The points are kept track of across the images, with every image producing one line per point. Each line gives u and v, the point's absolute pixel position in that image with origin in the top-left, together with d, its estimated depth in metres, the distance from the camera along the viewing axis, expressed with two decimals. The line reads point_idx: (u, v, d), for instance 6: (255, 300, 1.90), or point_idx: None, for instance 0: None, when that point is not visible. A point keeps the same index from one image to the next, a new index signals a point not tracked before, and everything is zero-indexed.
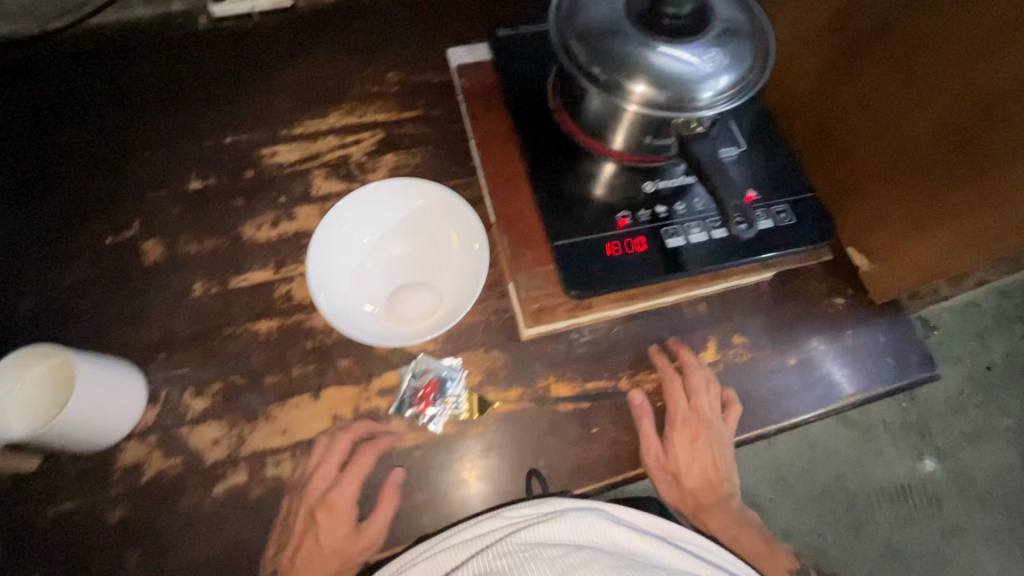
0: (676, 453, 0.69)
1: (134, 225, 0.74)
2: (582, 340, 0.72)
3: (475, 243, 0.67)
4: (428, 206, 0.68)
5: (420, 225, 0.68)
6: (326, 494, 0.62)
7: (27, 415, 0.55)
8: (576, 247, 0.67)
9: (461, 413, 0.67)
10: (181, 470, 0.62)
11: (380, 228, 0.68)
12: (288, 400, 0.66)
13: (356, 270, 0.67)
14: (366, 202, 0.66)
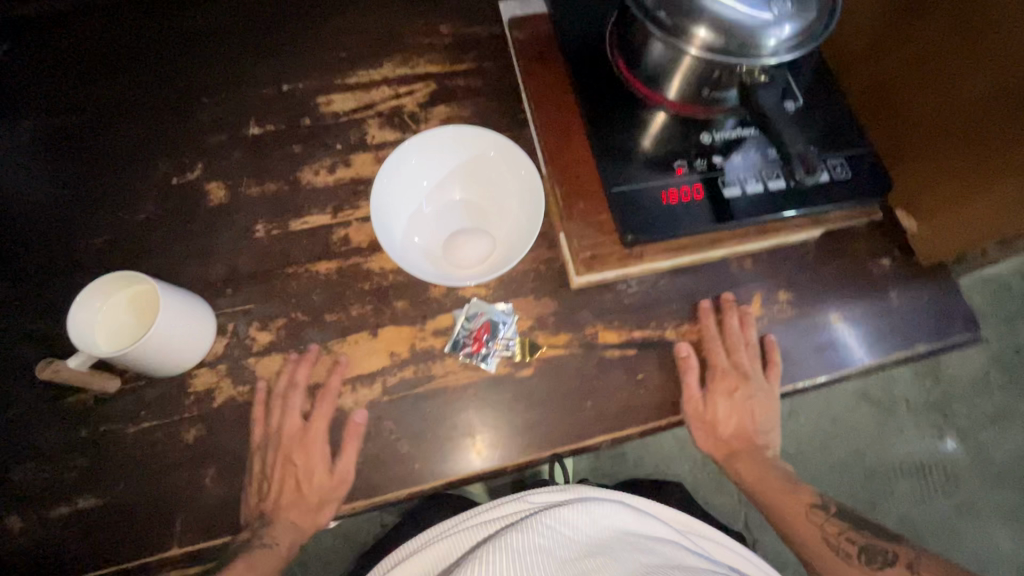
0: (719, 395, 0.71)
1: (198, 166, 0.76)
2: (630, 290, 0.73)
3: (531, 189, 0.68)
4: (485, 152, 0.69)
5: (476, 172, 0.70)
6: (385, 425, 0.66)
7: (111, 336, 0.58)
8: (631, 193, 0.67)
9: (512, 355, 0.69)
10: (249, 397, 0.65)
11: (438, 174, 0.70)
12: (348, 337, 0.69)
13: (416, 214, 0.69)
14: (426, 148, 0.68)
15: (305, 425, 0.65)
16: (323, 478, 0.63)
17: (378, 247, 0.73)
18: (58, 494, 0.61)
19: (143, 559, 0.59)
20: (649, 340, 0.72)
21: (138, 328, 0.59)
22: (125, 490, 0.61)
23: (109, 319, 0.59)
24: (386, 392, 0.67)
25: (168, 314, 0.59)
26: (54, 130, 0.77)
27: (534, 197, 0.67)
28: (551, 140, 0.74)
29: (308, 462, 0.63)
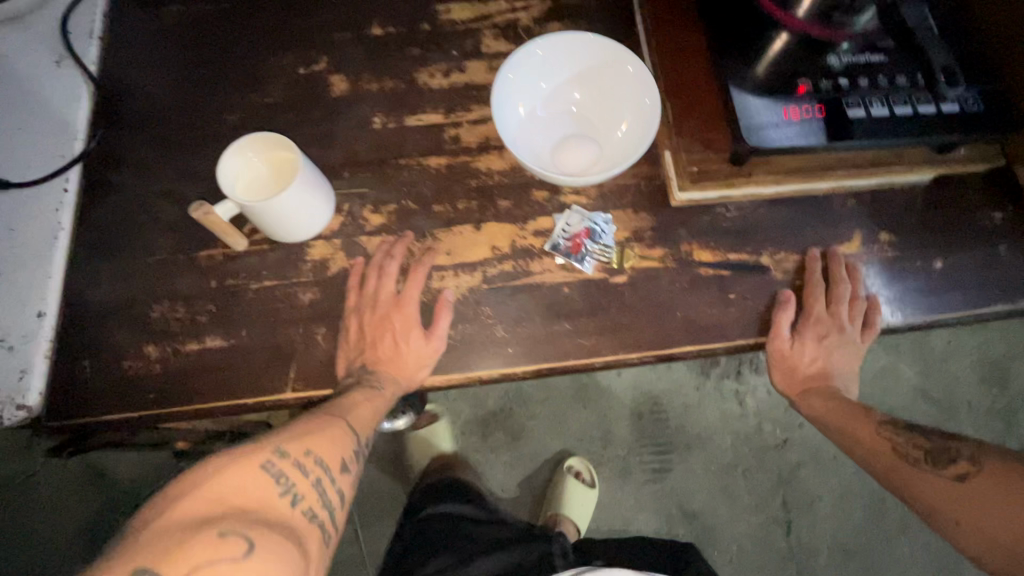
0: (810, 325, 0.71)
1: (323, 60, 0.80)
2: (728, 215, 0.74)
3: (647, 104, 0.68)
4: (610, 64, 0.70)
5: (596, 82, 0.72)
6: (482, 313, 0.69)
7: (246, 186, 0.63)
8: (754, 105, 0.67)
9: (609, 261, 0.71)
10: (361, 269, 0.70)
11: (559, 79, 0.72)
12: (452, 227, 0.72)
13: (529, 115, 0.72)
14: (554, 49, 0.69)
15: (412, 296, 0.68)
16: (423, 346, 0.67)
17: (487, 149, 0.76)
18: (188, 332, 0.67)
19: (259, 399, 0.65)
20: (743, 263, 0.72)
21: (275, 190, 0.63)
22: (246, 337, 0.67)
23: (249, 173, 0.64)
24: (486, 281, 0.70)
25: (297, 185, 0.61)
26: (197, 16, 0.83)
27: (647, 117, 0.68)
28: (663, 59, 0.75)
29: (414, 331, 0.67)
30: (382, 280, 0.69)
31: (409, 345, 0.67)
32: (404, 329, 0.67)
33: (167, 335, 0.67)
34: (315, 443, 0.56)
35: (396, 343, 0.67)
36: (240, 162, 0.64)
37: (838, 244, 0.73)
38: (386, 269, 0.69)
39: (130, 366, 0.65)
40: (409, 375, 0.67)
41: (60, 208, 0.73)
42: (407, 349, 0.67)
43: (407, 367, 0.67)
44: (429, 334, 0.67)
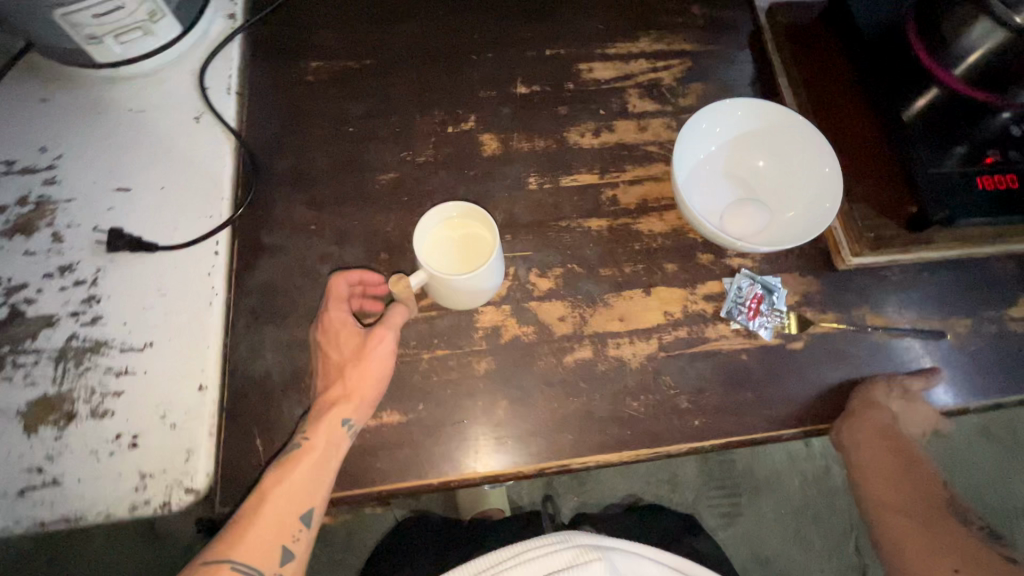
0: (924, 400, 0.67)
1: (471, 119, 0.79)
2: (895, 278, 0.73)
3: (825, 204, 0.66)
4: (804, 149, 0.69)
5: (784, 163, 0.71)
6: (662, 382, 0.67)
7: (436, 249, 0.65)
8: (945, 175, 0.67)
9: (784, 327, 0.70)
10: (336, 286, 0.63)
11: (743, 142, 0.73)
12: (622, 292, 0.71)
13: (699, 166, 0.73)
14: (752, 113, 0.71)
15: (388, 326, 0.62)
16: (380, 384, 0.61)
17: (645, 210, 0.75)
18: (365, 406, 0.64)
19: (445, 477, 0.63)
20: (918, 329, 0.71)
21: (450, 270, 0.63)
22: (424, 411, 0.65)
23: (440, 243, 0.65)
24: (663, 349, 0.68)
25: (476, 277, 0.61)
26: (338, 72, 0.82)
27: (821, 217, 0.66)
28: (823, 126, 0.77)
29: (380, 364, 0.61)
30: (337, 296, 0.63)
31: (362, 376, 0.60)
32: (357, 359, 0.60)
33: None
34: (246, 548, 0.53)
35: (343, 370, 0.60)
36: (441, 230, 0.66)
37: (1006, 307, 0.73)
38: (337, 288, 0.63)
39: None
40: (360, 407, 0.60)
41: (212, 273, 0.70)
42: (361, 378, 0.60)
43: (362, 396, 0.60)
44: (369, 357, 0.60)
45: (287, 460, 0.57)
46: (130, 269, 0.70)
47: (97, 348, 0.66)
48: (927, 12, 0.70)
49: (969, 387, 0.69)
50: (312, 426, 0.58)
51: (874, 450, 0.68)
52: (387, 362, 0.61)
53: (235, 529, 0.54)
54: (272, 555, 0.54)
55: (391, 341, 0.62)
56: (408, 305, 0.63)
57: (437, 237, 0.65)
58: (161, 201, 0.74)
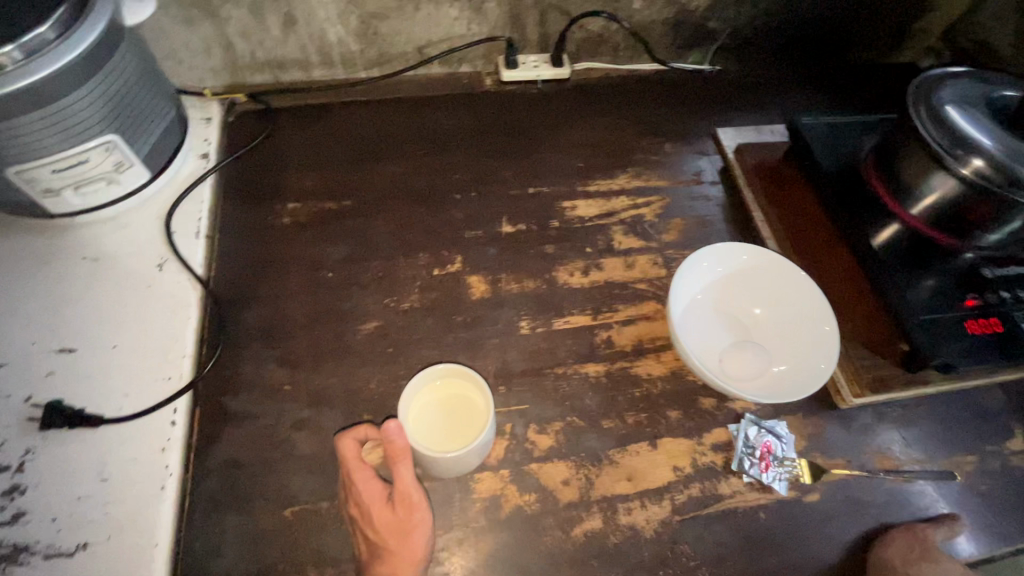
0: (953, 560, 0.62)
1: (457, 260, 0.77)
2: (895, 415, 0.72)
3: (820, 363, 0.65)
4: (803, 302, 0.69)
5: (780, 311, 0.71)
6: (680, 552, 0.61)
7: (426, 411, 0.60)
8: (935, 319, 0.67)
9: (798, 476, 0.66)
10: (348, 453, 0.57)
11: (744, 283, 0.73)
12: (628, 446, 0.66)
13: (697, 301, 0.72)
14: (756, 260, 0.72)
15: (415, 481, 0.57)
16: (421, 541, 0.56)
17: (642, 352, 0.73)
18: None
19: None
20: (928, 469, 0.69)
21: (429, 437, 0.58)
22: None
23: (440, 402, 0.60)
24: (676, 512, 0.63)
25: (442, 461, 0.55)
26: (317, 214, 0.80)
27: (817, 376, 0.64)
28: (805, 261, 0.78)
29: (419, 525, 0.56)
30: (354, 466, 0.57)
31: (405, 544, 0.55)
32: (394, 529, 0.55)
33: None
34: None
35: (382, 543, 0.55)
36: (450, 385, 0.61)
37: (1005, 440, 0.72)
38: (351, 455, 0.57)
39: None
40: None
41: (166, 448, 0.61)
42: (403, 545, 0.55)
43: (410, 562, 0.55)
44: (407, 521, 0.56)
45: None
46: (66, 448, 0.61)
47: (14, 555, 0.55)
48: (884, 158, 0.74)
49: (990, 533, 0.66)
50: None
51: None
52: (426, 519, 0.57)
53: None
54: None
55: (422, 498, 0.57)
56: (404, 458, 0.55)
57: (441, 390, 0.61)
58: (111, 364, 0.66)
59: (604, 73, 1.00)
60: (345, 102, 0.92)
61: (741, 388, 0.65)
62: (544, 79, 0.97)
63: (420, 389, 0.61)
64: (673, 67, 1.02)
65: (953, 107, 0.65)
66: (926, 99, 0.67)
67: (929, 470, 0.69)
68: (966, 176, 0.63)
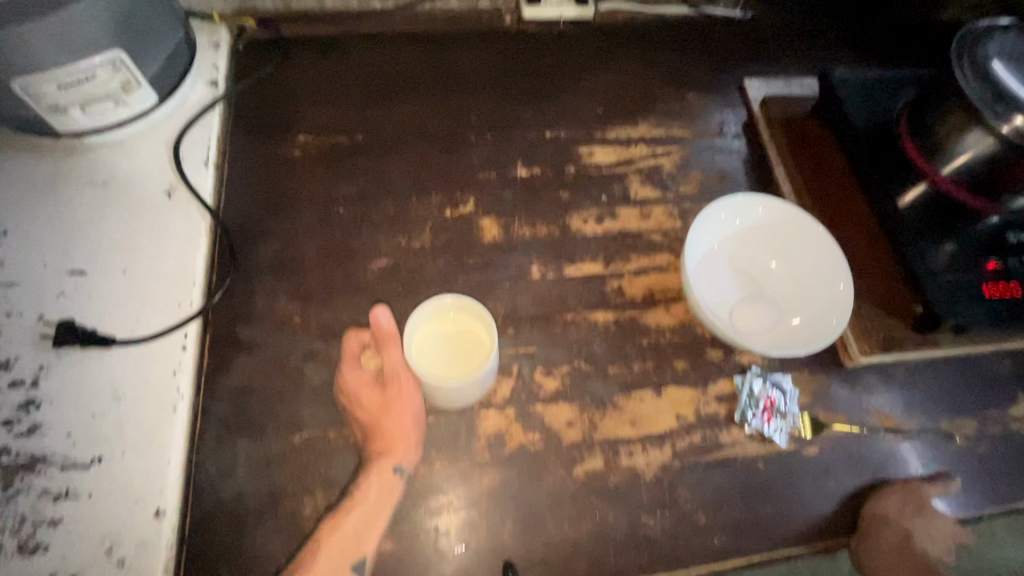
0: (942, 517, 0.64)
1: (470, 202, 0.76)
2: (900, 376, 0.72)
3: (832, 318, 0.65)
4: (820, 257, 0.68)
5: (795, 265, 0.70)
6: (678, 494, 0.62)
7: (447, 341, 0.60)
8: (953, 281, 0.66)
9: (798, 430, 0.67)
10: (348, 345, 0.62)
11: (761, 236, 0.72)
12: (633, 393, 0.67)
13: (713, 253, 0.71)
14: (774, 213, 0.71)
15: (400, 362, 0.61)
16: (413, 415, 0.60)
17: (652, 303, 0.72)
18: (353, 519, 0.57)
19: None
20: (928, 430, 0.70)
21: (425, 358, 0.59)
22: (419, 537, 0.58)
23: (455, 337, 0.60)
24: (677, 457, 0.64)
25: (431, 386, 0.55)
26: (329, 148, 0.78)
27: (829, 332, 0.64)
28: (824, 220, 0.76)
29: (409, 405, 0.60)
30: (349, 357, 0.62)
31: (396, 421, 0.59)
32: (386, 407, 0.59)
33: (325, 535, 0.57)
34: None
35: (375, 422, 0.59)
36: (467, 320, 0.61)
37: (1008, 406, 0.72)
38: (348, 346, 0.62)
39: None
40: (403, 449, 0.58)
41: (178, 371, 0.62)
42: (392, 421, 0.58)
43: (400, 439, 0.58)
44: (394, 400, 0.60)
45: (340, 510, 0.56)
46: (80, 366, 0.61)
47: (32, 465, 0.56)
48: (918, 113, 0.70)
49: (982, 493, 0.67)
50: (364, 476, 0.57)
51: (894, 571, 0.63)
52: (414, 399, 0.60)
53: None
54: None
55: (410, 380, 0.61)
56: (392, 343, 0.61)
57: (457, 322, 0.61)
58: (122, 288, 0.66)
59: (630, 15, 0.95)
60: (359, 32, 0.89)
61: (751, 342, 0.65)
62: (566, 19, 0.93)
63: (436, 317, 0.61)
64: (703, 12, 0.97)
65: (998, 60, 0.62)
66: (971, 50, 0.64)
67: (929, 431, 0.70)
68: (1006, 134, 0.60)
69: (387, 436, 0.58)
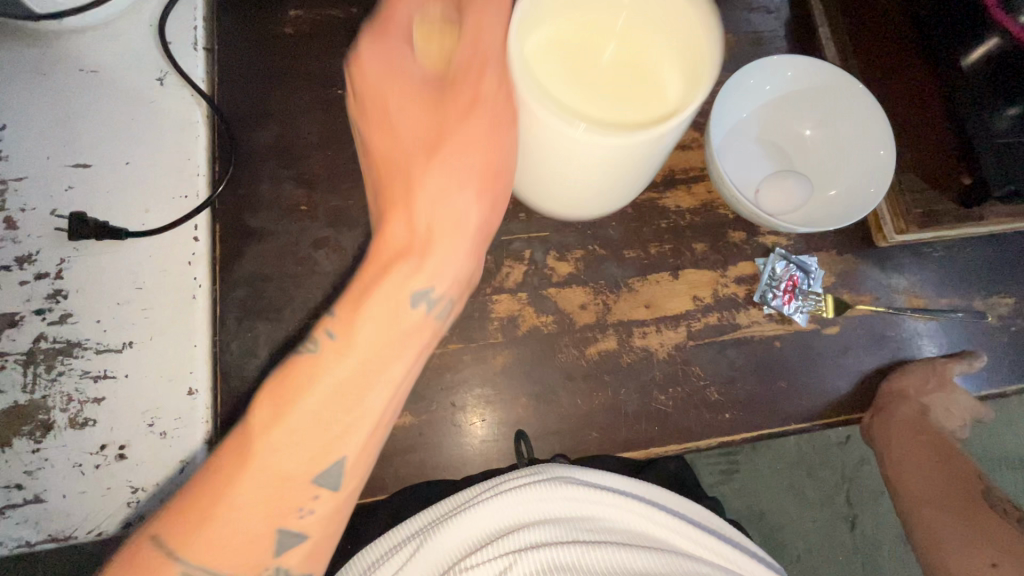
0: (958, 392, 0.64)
1: None
2: (936, 255, 0.68)
3: (870, 187, 0.61)
4: (862, 121, 0.62)
5: (832, 135, 0.65)
6: (691, 372, 0.63)
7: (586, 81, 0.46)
8: (1013, 147, 0.59)
9: (821, 311, 0.65)
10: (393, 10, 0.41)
11: (796, 103, 0.65)
12: (649, 276, 0.65)
13: (741, 124, 0.66)
14: (810, 75, 0.63)
15: (490, 120, 0.41)
16: (471, 193, 0.41)
17: (673, 182, 0.68)
18: None
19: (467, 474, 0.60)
20: (960, 309, 0.67)
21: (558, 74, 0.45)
22: (436, 412, 0.60)
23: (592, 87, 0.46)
24: (691, 337, 0.64)
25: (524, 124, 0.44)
26: (321, 22, 0.71)
27: (866, 202, 0.60)
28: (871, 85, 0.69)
29: (477, 140, 0.41)
30: (388, 26, 0.41)
31: (451, 159, 0.41)
32: (447, 114, 0.41)
33: None
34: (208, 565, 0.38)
35: (408, 159, 0.41)
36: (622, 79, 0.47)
37: None
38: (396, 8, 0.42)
39: None
40: (441, 256, 0.41)
41: (193, 261, 0.63)
42: (431, 171, 0.41)
43: (444, 228, 0.41)
44: (455, 127, 0.41)
45: (288, 386, 0.39)
46: (98, 258, 0.61)
47: (69, 349, 0.58)
48: None
49: (1007, 369, 0.66)
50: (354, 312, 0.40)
51: (903, 441, 0.64)
52: (500, 156, 0.42)
53: (198, 511, 0.38)
54: (262, 542, 0.40)
55: (497, 90, 0.41)
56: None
57: (634, 69, 0.47)
58: (125, 179, 0.64)
59: None
60: None
61: (782, 220, 0.61)
62: None
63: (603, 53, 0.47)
64: None
65: None
66: None
67: (960, 311, 0.67)
68: None
69: (420, 225, 0.41)
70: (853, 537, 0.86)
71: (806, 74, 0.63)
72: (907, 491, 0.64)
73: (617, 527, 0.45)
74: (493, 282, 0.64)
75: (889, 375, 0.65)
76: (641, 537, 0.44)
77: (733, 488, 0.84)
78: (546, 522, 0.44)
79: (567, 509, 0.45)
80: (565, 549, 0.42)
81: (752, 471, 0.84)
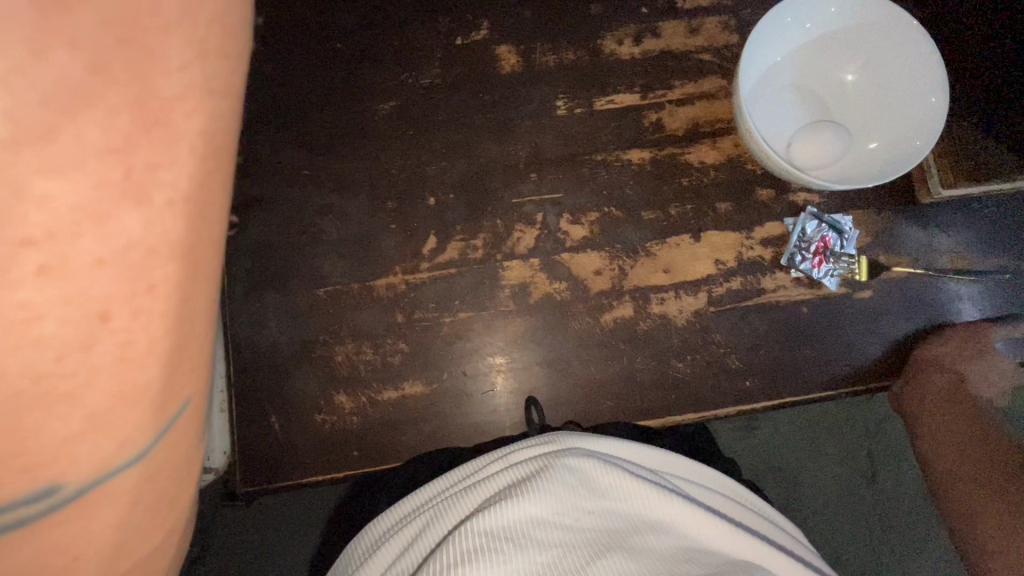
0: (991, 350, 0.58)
1: (484, 26, 0.65)
2: (986, 212, 0.63)
3: (914, 140, 0.55)
4: (908, 63, 0.56)
5: (874, 80, 0.59)
6: (710, 341, 0.60)
7: None
8: None
9: (854, 274, 0.61)
10: None
11: (834, 45, 0.59)
12: (668, 239, 0.61)
13: (774, 71, 0.60)
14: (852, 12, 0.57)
15: None
16: None
17: (697, 137, 0.63)
18: (387, 366, 0.59)
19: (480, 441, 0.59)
20: (1005, 271, 0.62)
21: None
22: (449, 380, 0.60)
23: None
24: (712, 303, 0.61)
25: None
26: None
27: (909, 157, 0.55)
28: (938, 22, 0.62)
29: None
30: None
31: None
32: None
33: (359, 379, 0.59)
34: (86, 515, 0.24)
35: None
36: None
37: None
38: None
39: (325, 420, 0.59)
40: None
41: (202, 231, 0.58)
42: None
43: None
44: None
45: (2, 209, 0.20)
46: None
47: None
48: None
49: None
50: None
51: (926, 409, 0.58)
52: None
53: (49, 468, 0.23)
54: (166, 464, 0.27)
55: None
56: None
57: None
58: None
59: None
60: None
61: (815, 176, 0.56)
62: None
63: None
64: None
65: None
66: None
67: (1008, 272, 0.62)
68: None
69: None
70: (876, 500, 0.73)
71: (848, 12, 0.57)
72: (932, 463, 0.58)
73: (637, 518, 0.38)
74: (504, 248, 0.61)
75: (921, 342, 0.61)
76: (668, 540, 0.37)
77: (747, 443, 0.73)
78: (560, 502, 0.37)
79: (585, 487, 0.38)
80: (565, 547, 0.35)
81: (768, 422, 0.73)
